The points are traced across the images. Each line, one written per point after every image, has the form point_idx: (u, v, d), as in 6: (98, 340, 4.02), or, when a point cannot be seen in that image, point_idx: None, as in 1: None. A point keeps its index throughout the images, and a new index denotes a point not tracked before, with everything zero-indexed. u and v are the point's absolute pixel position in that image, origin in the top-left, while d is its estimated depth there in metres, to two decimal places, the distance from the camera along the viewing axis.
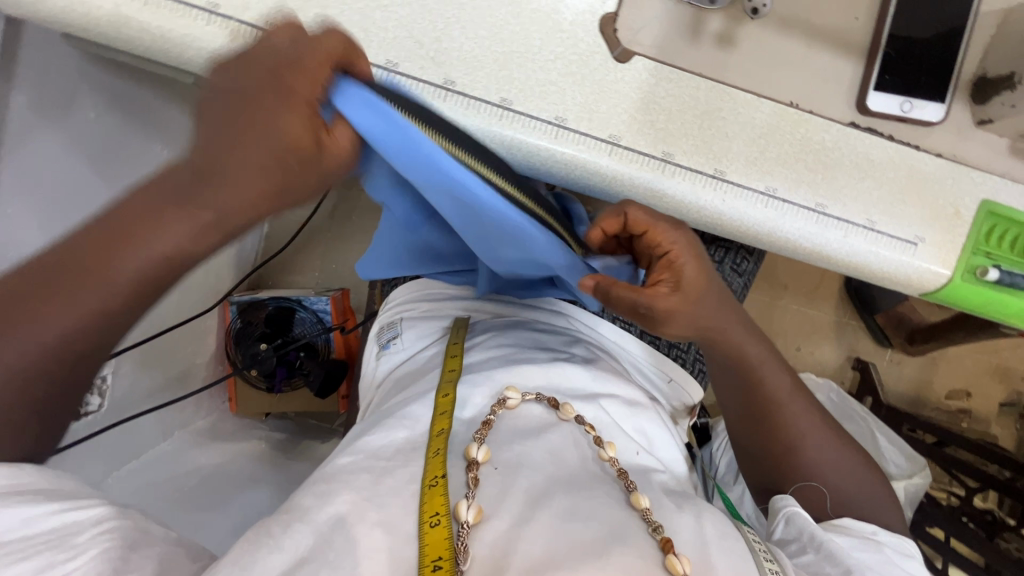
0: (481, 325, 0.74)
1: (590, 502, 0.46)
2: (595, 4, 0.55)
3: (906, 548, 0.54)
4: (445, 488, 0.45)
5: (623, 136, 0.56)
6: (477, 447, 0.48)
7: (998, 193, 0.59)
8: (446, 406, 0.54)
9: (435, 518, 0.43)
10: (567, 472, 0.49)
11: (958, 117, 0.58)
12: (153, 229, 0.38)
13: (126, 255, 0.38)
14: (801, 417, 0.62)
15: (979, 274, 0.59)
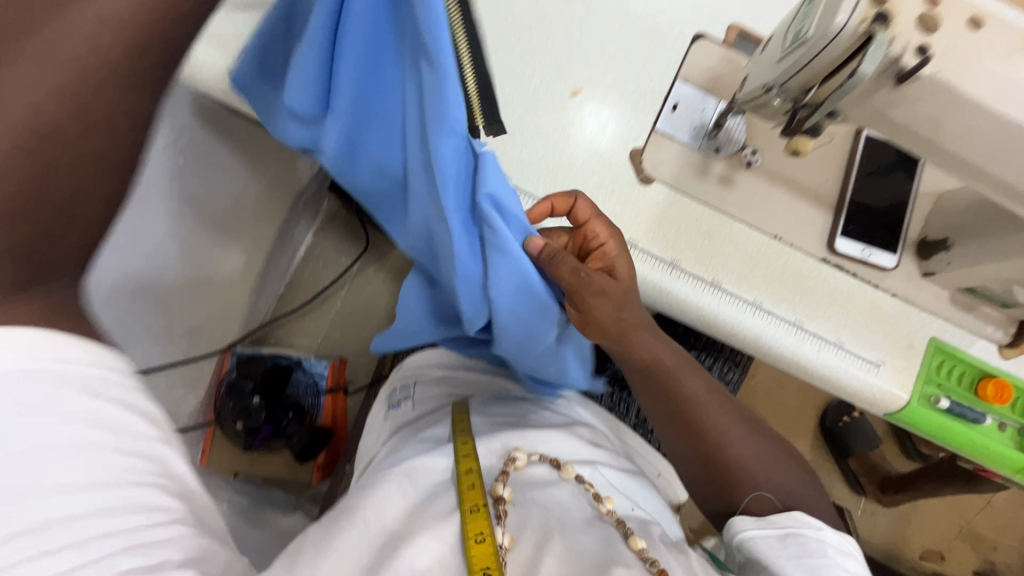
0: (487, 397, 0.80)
1: (595, 547, 0.50)
2: (627, 140, 0.70)
3: (847, 545, 0.54)
4: (486, 513, 0.51)
5: (640, 240, 0.68)
6: (502, 487, 0.54)
7: (943, 333, 0.71)
8: (468, 450, 0.59)
9: (480, 535, 0.49)
10: (574, 518, 0.55)
11: (908, 267, 0.71)
12: None
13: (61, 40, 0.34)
14: (768, 461, 0.65)
15: (932, 401, 0.69)
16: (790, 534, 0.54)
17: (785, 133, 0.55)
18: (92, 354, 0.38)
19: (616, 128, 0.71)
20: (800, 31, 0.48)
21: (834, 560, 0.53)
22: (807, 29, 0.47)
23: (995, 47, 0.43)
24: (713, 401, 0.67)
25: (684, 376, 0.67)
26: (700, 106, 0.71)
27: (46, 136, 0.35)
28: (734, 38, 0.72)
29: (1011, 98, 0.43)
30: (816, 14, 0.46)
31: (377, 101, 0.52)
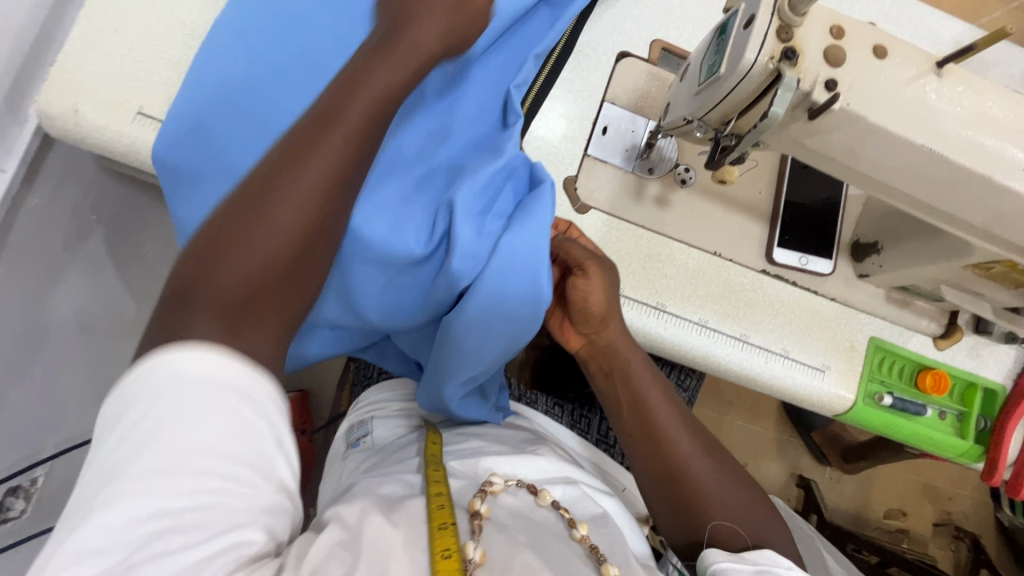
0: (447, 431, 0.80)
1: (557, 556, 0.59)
2: (560, 169, 0.69)
3: None
4: (452, 519, 0.54)
5: None
6: (480, 502, 0.61)
7: (882, 331, 0.73)
8: (439, 477, 0.65)
9: (445, 535, 0.51)
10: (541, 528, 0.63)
11: (844, 270, 0.72)
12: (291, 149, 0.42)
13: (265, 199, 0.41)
14: (745, 498, 0.61)
15: (877, 399, 0.71)
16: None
17: (711, 166, 0.53)
18: (224, 363, 0.36)
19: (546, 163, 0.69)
20: (713, 66, 0.47)
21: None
22: (719, 65, 0.46)
23: (900, 77, 0.44)
24: (682, 428, 0.63)
25: (654, 395, 0.63)
26: (630, 128, 0.70)
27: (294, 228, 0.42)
28: (657, 54, 0.71)
29: (919, 127, 0.44)
30: (727, 49, 0.45)
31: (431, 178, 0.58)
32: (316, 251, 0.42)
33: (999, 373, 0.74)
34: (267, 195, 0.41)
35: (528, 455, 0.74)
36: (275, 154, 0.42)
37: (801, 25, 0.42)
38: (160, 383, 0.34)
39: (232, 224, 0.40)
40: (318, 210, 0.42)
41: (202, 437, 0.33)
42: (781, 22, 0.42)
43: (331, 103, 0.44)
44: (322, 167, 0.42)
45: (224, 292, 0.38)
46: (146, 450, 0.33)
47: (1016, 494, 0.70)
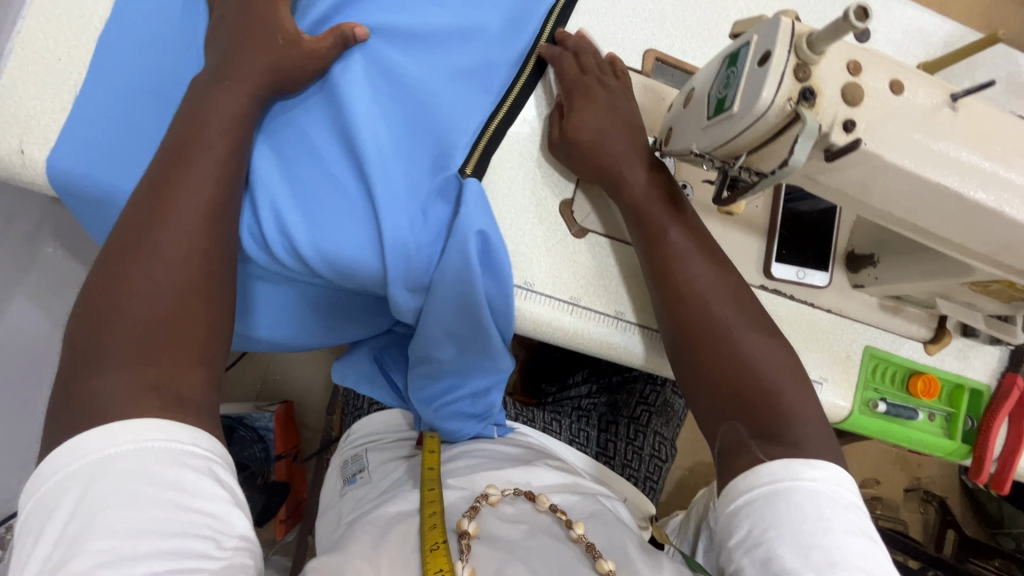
0: (451, 446, 0.79)
1: (551, 556, 0.59)
2: (554, 193, 0.66)
3: (836, 493, 0.52)
4: (445, 550, 0.57)
5: (583, 298, 0.65)
6: (467, 521, 0.60)
7: (875, 340, 0.74)
8: (433, 497, 0.66)
9: (439, 573, 0.55)
10: (536, 530, 0.63)
11: (839, 281, 0.72)
12: (182, 183, 0.51)
13: (160, 228, 0.49)
14: (797, 394, 0.57)
15: (872, 406, 0.72)
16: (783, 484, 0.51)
17: (719, 202, 0.51)
18: (175, 432, 0.43)
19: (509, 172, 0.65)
20: (723, 100, 0.44)
21: (831, 520, 0.50)
22: (731, 101, 0.43)
23: (915, 116, 0.43)
24: (726, 305, 0.59)
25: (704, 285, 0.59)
26: None
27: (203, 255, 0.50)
28: (651, 65, 0.68)
29: (935, 163, 0.43)
30: (739, 86, 0.43)
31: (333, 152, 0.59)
32: (213, 270, 0.51)
33: (984, 373, 0.77)
34: (142, 240, 0.48)
35: (527, 466, 0.74)
36: (141, 200, 0.50)
37: (818, 63, 0.40)
38: (99, 457, 0.40)
39: (115, 272, 0.47)
40: (198, 238, 0.50)
41: (152, 488, 0.40)
42: (798, 60, 0.40)
43: (185, 142, 0.52)
44: (193, 201, 0.51)
45: (129, 337, 0.45)
46: (102, 513, 0.39)
47: (1001, 489, 0.73)
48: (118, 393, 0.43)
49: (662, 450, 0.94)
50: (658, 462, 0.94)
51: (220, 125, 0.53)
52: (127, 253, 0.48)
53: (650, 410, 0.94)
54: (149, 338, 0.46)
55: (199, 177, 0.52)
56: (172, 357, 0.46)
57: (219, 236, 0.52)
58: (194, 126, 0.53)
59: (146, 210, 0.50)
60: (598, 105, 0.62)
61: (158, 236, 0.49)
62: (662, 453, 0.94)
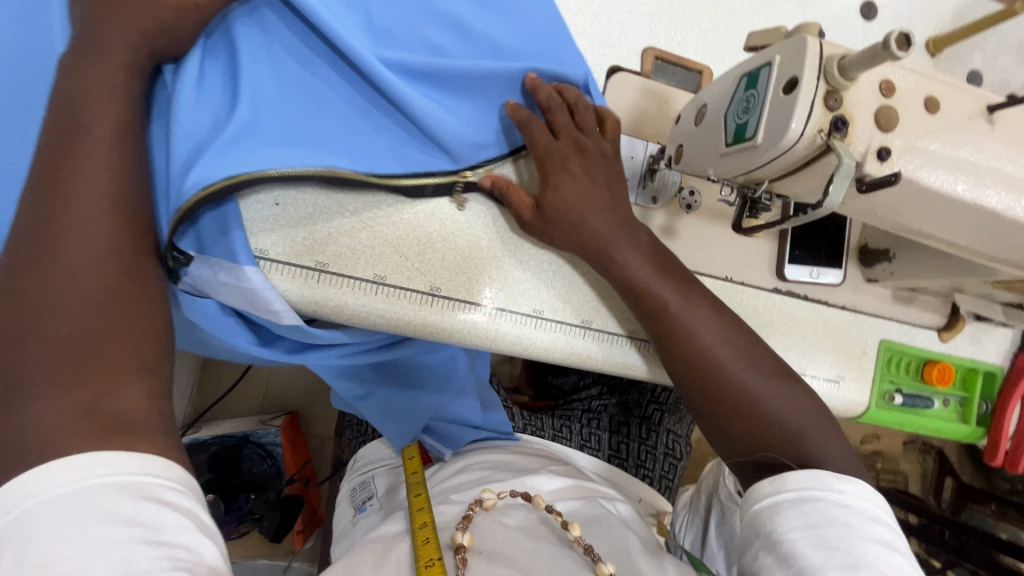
0: (463, 463, 0.77)
1: (550, 562, 0.57)
2: None
3: (872, 508, 0.50)
4: (440, 566, 0.55)
5: (595, 320, 0.63)
6: (461, 534, 0.57)
7: (890, 332, 0.73)
8: (422, 504, 0.67)
9: None
10: (533, 532, 0.62)
11: (852, 275, 0.71)
12: (74, 172, 0.43)
13: (58, 229, 0.42)
14: (820, 431, 0.56)
15: (888, 399, 0.72)
16: (811, 498, 0.50)
17: (739, 229, 0.49)
18: (128, 461, 0.37)
19: (434, 206, 0.59)
20: (744, 127, 0.41)
21: (861, 530, 0.48)
22: (753, 130, 0.40)
23: (951, 131, 0.40)
24: (746, 365, 0.57)
25: (705, 327, 0.57)
26: (630, 154, 0.63)
27: (125, 256, 0.44)
28: (650, 66, 0.64)
29: (974, 176, 0.40)
30: (761, 114, 0.39)
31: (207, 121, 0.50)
32: (134, 272, 0.44)
33: (996, 354, 0.76)
34: (38, 250, 0.41)
35: (532, 474, 0.73)
36: (31, 199, 0.42)
37: (849, 89, 0.37)
38: (32, 507, 0.34)
39: (12, 288, 0.40)
40: (105, 237, 0.43)
41: (110, 529, 0.34)
42: (827, 86, 0.37)
43: (67, 125, 0.44)
44: (91, 192, 0.43)
45: (41, 359, 0.39)
46: (47, 566, 0.33)
47: (1015, 469, 0.74)
48: (43, 424, 0.37)
49: (677, 449, 0.91)
50: (675, 462, 0.92)
51: (106, 112, 0.45)
52: (23, 265, 0.40)
53: (661, 409, 0.90)
54: (65, 363, 0.39)
55: (95, 166, 0.43)
56: (99, 371, 0.40)
57: (129, 234, 0.45)
58: (83, 112, 0.44)
59: (39, 210, 0.42)
60: (576, 173, 0.57)
61: (59, 240, 0.41)
62: (675, 451, 0.91)
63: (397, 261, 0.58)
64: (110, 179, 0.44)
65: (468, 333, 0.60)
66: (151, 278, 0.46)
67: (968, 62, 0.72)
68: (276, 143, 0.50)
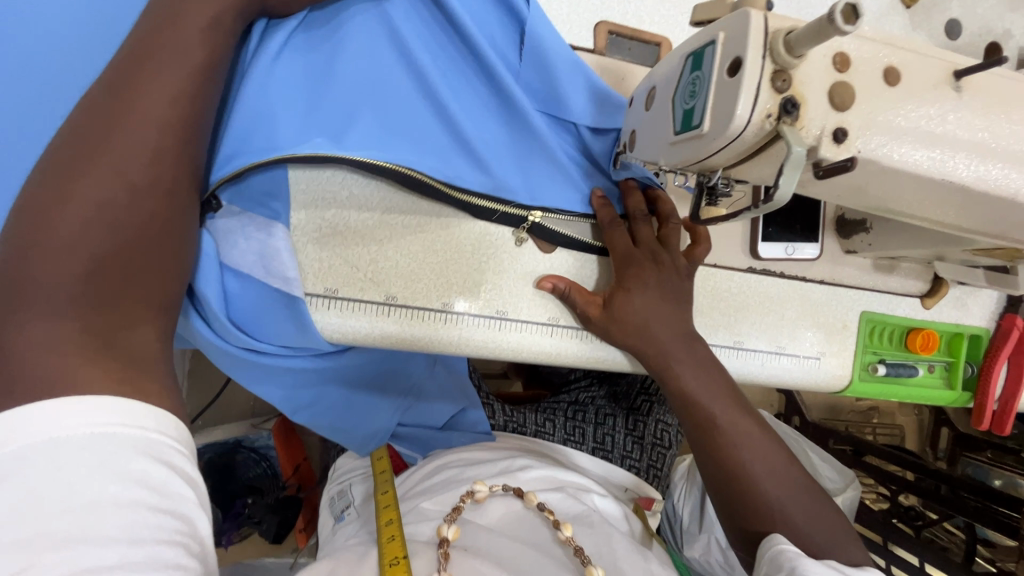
0: (446, 465, 0.76)
1: (537, 560, 0.56)
2: None
3: None
4: (405, 564, 0.55)
5: (560, 317, 0.61)
6: (447, 527, 0.57)
7: (872, 303, 0.70)
8: (389, 502, 0.69)
9: None
10: (507, 531, 0.62)
11: (830, 247, 0.68)
12: (139, 90, 0.40)
13: (114, 147, 0.38)
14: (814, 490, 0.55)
15: (872, 370, 0.70)
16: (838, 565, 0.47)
17: (697, 219, 0.46)
18: (140, 413, 0.34)
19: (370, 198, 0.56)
20: (691, 113, 0.38)
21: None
22: (699, 117, 0.37)
23: (914, 103, 0.37)
24: (752, 436, 0.56)
25: (720, 430, 0.56)
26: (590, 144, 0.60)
27: (168, 193, 0.41)
28: (604, 41, 0.59)
29: (948, 146, 0.37)
30: (707, 99, 0.36)
31: (289, 98, 0.49)
32: (174, 208, 0.41)
33: (982, 317, 0.74)
34: (86, 161, 0.38)
35: (508, 473, 0.72)
36: (95, 104, 0.39)
37: (798, 66, 0.34)
38: (30, 449, 0.30)
39: (52, 196, 0.37)
40: (156, 168, 0.40)
41: (118, 486, 0.30)
42: (774, 65, 0.34)
43: (148, 45, 0.41)
44: (153, 113, 0.40)
45: (66, 278, 0.35)
46: (35, 523, 0.28)
47: (1003, 431, 0.72)
48: (46, 347, 0.34)
49: (664, 438, 0.93)
50: (661, 450, 0.93)
51: (195, 39, 0.42)
52: (68, 173, 0.37)
53: (651, 400, 0.92)
54: (94, 290, 0.36)
55: (165, 86, 0.40)
56: (119, 308, 0.37)
57: (180, 171, 0.42)
58: (161, 33, 0.41)
59: (94, 123, 0.39)
60: (650, 284, 0.57)
61: (108, 153, 0.38)
62: (664, 440, 0.93)
63: (346, 273, 0.55)
64: (178, 99, 0.41)
65: (431, 341, 0.58)
66: (186, 217, 0.43)
67: (947, 11, 0.67)
68: (353, 131, 0.50)
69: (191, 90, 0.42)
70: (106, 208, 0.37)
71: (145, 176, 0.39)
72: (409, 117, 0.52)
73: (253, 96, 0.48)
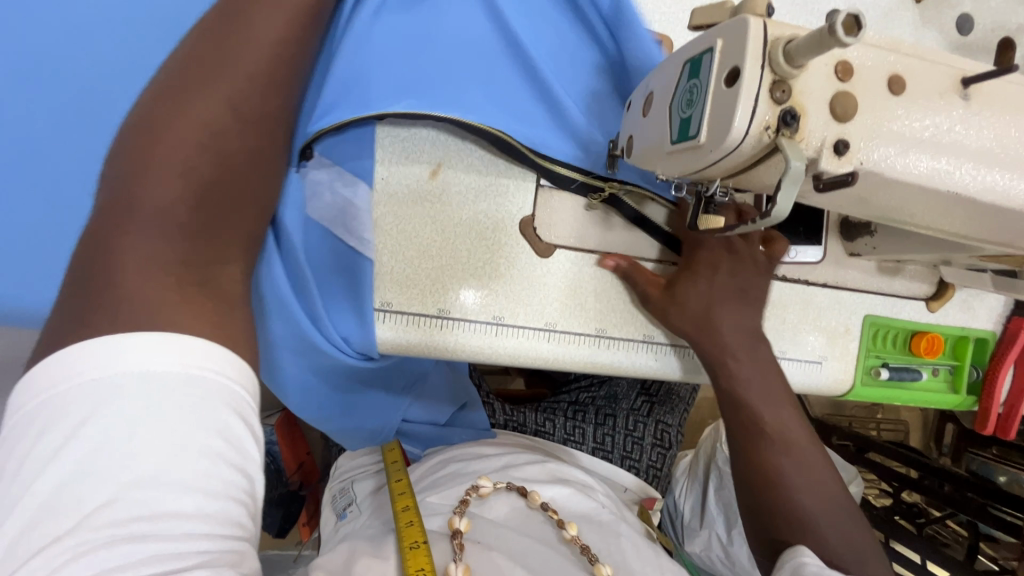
0: (451, 458, 0.76)
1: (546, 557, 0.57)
2: (513, 210, 0.58)
3: None
4: (425, 549, 0.55)
5: (559, 322, 0.60)
6: (459, 519, 0.58)
7: (876, 307, 0.69)
8: (404, 489, 0.69)
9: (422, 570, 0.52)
10: (516, 524, 0.62)
11: (833, 250, 0.67)
12: (242, 33, 0.42)
13: (218, 83, 0.40)
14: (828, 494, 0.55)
15: (874, 375, 0.69)
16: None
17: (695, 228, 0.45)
18: (229, 360, 0.34)
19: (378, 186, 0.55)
20: (688, 123, 0.36)
21: None
22: (696, 128, 0.35)
23: (918, 111, 0.35)
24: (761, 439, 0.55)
25: None
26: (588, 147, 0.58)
27: (255, 136, 0.43)
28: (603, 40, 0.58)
29: (957, 155, 0.36)
30: (704, 109, 0.35)
31: (387, 56, 0.52)
32: (258, 151, 0.43)
33: (988, 320, 0.73)
34: (189, 95, 0.39)
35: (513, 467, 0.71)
36: (202, 44, 0.42)
37: (798, 75, 0.33)
38: (121, 379, 0.31)
39: (156, 122, 0.38)
40: (249, 108, 0.42)
41: (202, 433, 0.31)
42: (774, 75, 0.32)
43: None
44: (251, 57, 0.42)
45: (165, 202, 0.37)
46: (117, 470, 0.29)
47: (1007, 435, 0.71)
48: (145, 265, 0.35)
49: (665, 438, 0.94)
50: (662, 450, 0.94)
51: None
52: (175, 103, 0.39)
53: (650, 401, 0.93)
54: (193, 219, 0.38)
55: (265, 30, 0.43)
56: (209, 240, 0.39)
57: (270, 114, 0.44)
58: None
59: (199, 61, 0.41)
60: (722, 273, 0.58)
61: (212, 91, 0.40)
62: (664, 440, 0.93)
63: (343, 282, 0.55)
64: (273, 42, 0.43)
65: (426, 346, 0.57)
66: (267, 161, 0.44)
67: (957, 6, 0.65)
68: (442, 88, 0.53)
69: (288, 39, 0.44)
70: (207, 140, 0.39)
71: (241, 115, 0.41)
72: (492, 78, 0.55)
73: (353, 54, 0.51)
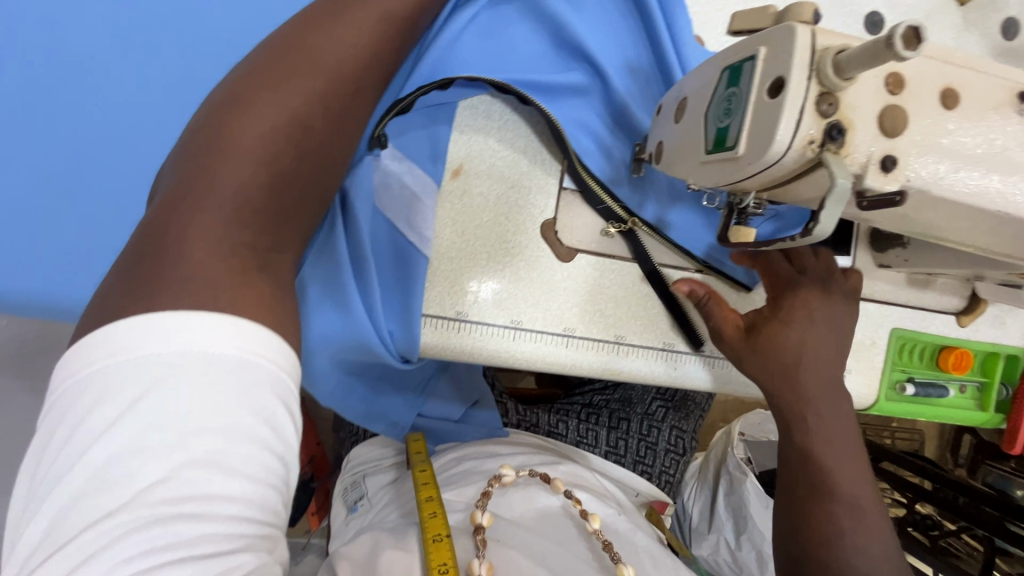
0: (466, 454, 0.75)
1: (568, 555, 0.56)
2: (535, 212, 0.57)
3: None
4: (448, 543, 0.54)
5: (577, 327, 0.59)
6: (481, 513, 0.57)
7: (904, 320, 0.67)
8: (427, 479, 0.68)
9: (443, 565, 0.52)
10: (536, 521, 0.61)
11: (862, 261, 0.65)
12: (332, 26, 0.42)
13: (304, 73, 0.40)
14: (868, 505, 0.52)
15: (899, 390, 0.67)
16: None
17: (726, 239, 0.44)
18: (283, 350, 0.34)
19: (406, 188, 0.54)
20: (726, 132, 0.35)
21: None
22: (734, 139, 0.34)
23: (970, 126, 0.34)
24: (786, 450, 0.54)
25: None
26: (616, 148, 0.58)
27: (332, 130, 0.42)
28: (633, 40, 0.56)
29: (1010, 172, 0.34)
30: (744, 119, 0.33)
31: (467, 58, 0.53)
32: (332, 146, 0.42)
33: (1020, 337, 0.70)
34: (273, 82, 0.39)
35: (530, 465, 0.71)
36: (291, 33, 0.42)
37: (846, 88, 0.31)
38: (178, 359, 0.30)
39: (236, 106, 0.38)
40: (330, 102, 0.41)
41: (253, 420, 0.31)
42: (820, 88, 0.31)
43: None
44: (338, 51, 0.41)
45: (240, 186, 0.36)
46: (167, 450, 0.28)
47: None
48: (211, 247, 0.34)
49: (679, 444, 0.93)
50: (675, 456, 0.93)
51: None
52: (258, 89, 0.39)
53: (666, 406, 0.92)
54: (263, 207, 0.37)
55: (357, 25, 0.42)
56: (274, 229, 0.38)
57: (349, 110, 0.43)
58: None
59: (285, 51, 0.40)
60: (815, 316, 0.54)
61: (295, 80, 0.39)
62: (678, 447, 0.93)
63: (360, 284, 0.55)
64: (363, 40, 0.43)
65: (443, 349, 0.56)
66: (339, 156, 0.43)
67: (1004, 9, 0.62)
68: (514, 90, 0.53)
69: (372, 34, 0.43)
70: (286, 129, 0.38)
71: (320, 106, 0.40)
72: (563, 81, 0.55)
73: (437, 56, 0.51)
